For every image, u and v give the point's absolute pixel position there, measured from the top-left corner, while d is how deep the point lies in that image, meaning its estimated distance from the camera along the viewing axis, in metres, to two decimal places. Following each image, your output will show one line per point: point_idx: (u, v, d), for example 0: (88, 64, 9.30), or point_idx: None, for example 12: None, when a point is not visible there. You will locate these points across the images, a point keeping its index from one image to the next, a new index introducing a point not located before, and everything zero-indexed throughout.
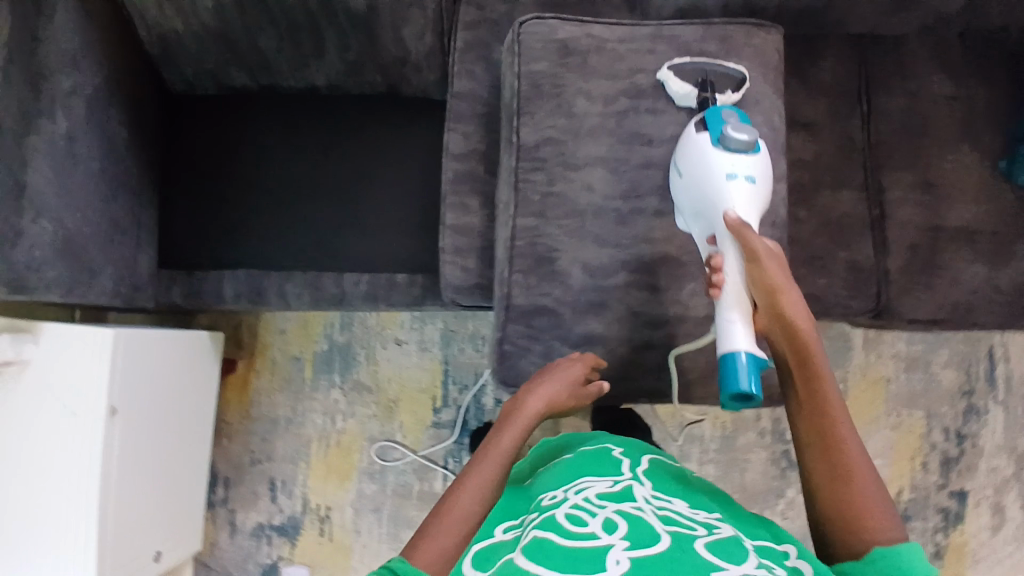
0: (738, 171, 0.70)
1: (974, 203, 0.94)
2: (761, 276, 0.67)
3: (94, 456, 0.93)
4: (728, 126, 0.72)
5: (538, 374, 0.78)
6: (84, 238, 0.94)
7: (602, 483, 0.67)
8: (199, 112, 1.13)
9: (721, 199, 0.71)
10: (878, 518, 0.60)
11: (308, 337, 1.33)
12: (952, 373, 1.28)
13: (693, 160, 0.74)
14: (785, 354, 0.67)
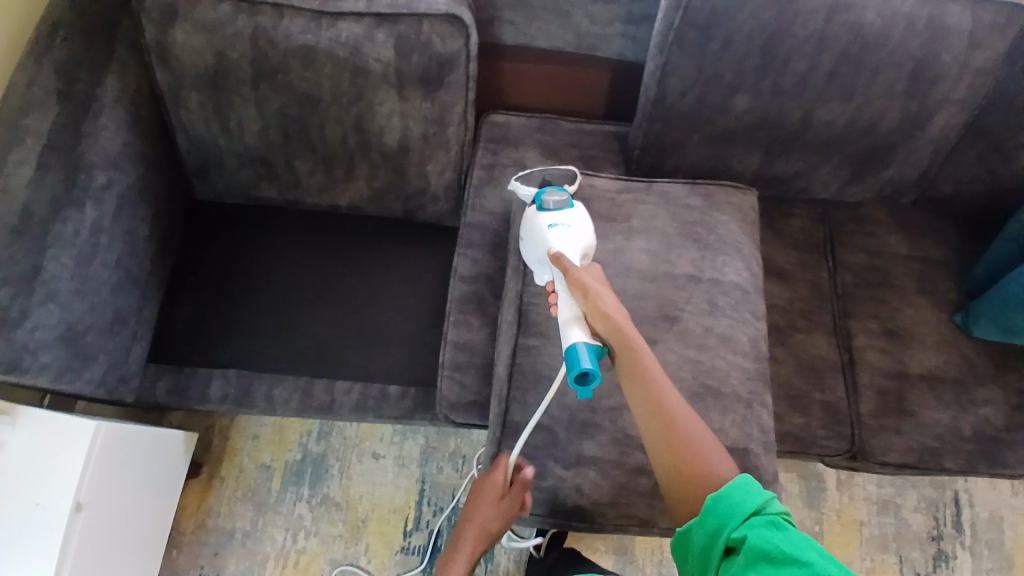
0: (556, 221, 0.85)
1: (933, 354, 1.04)
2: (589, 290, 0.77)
3: (50, 553, 0.84)
4: (547, 193, 0.88)
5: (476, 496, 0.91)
6: (86, 325, 0.94)
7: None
8: (217, 215, 1.18)
9: (545, 244, 0.84)
10: (716, 459, 0.72)
11: (281, 445, 1.29)
12: (921, 517, 1.34)
13: (527, 229, 0.88)
14: (613, 336, 0.75)
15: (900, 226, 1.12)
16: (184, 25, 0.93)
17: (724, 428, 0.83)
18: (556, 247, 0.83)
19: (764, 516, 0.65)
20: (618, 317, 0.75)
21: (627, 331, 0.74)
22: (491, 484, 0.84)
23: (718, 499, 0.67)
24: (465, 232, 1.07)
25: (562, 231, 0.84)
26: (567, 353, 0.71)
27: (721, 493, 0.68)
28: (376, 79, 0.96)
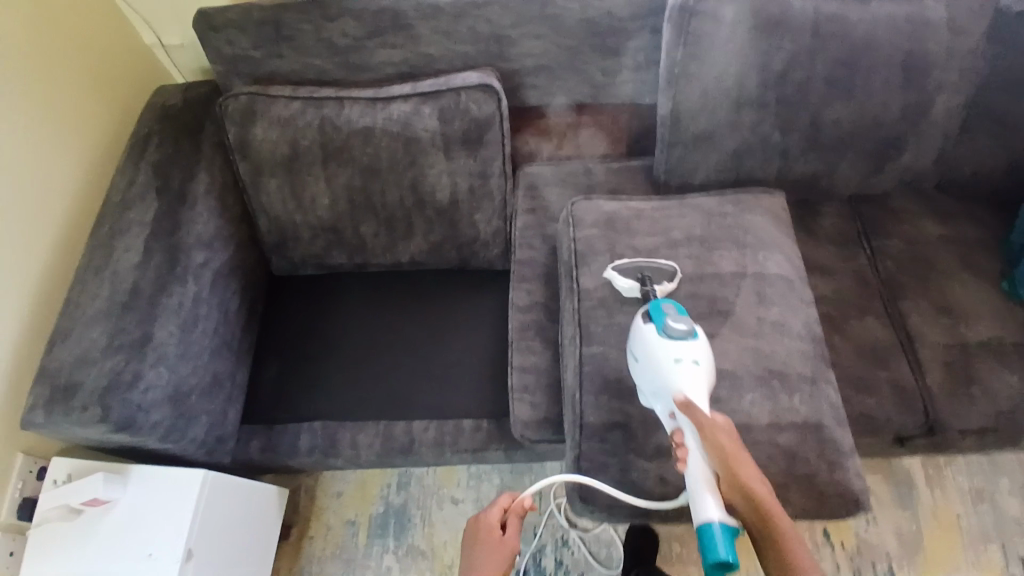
0: (683, 356, 0.78)
1: (991, 322, 1.05)
2: (723, 450, 0.71)
3: None
4: (669, 317, 0.81)
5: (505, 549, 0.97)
6: (190, 388, 1.04)
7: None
8: (293, 286, 1.31)
9: (670, 382, 0.77)
10: None
11: (364, 499, 1.33)
12: (1018, 503, 1.26)
13: (641, 345, 0.81)
14: (751, 514, 0.69)
15: (927, 209, 1.17)
16: (262, 124, 1.11)
17: (794, 407, 0.85)
18: (684, 391, 0.76)
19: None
20: (757, 492, 0.69)
21: (769, 512, 0.68)
22: (490, 526, 0.91)
23: None
24: (517, 269, 1.15)
25: (689, 371, 0.77)
26: (700, 535, 0.67)
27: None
28: (426, 145, 1.09)
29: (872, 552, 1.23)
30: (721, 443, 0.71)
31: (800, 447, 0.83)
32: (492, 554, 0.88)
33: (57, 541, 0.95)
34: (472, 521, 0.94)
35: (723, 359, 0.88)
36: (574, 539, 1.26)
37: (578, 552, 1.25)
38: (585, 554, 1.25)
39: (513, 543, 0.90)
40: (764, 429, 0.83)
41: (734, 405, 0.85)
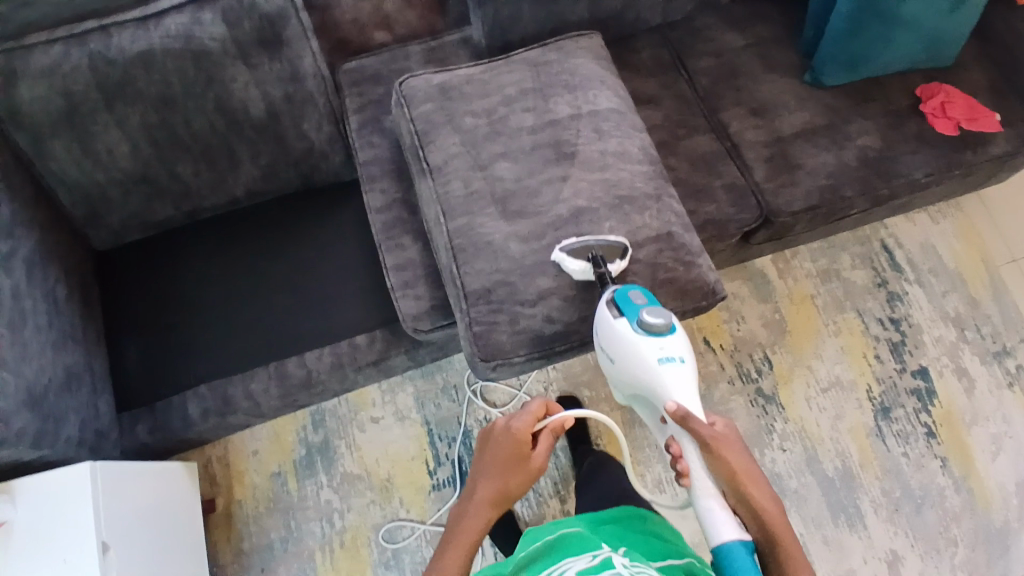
0: (669, 354, 0.77)
1: (798, 112, 1.17)
2: (727, 457, 0.71)
3: None
4: (642, 311, 0.79)
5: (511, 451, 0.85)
6: (44, 386, 0.92)
7: (583, 561, 0.71)
8: (130, 258, 1.18)
9: (658, 386, 0.77)
10: None
11: (284, 448, 1.30)
12: (861, 271, 1.46)
13: (617, 343, 0.80)
14: (758, 525, 0.69)
15: (730, 21, 1.24)
16: (26, 84, 0.93)
17: (648, 224, 0.92)
18: (673, 396, 0.76)
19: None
20: (767, 511, 0.70)
21: (773, 526, 0.69)
22: (524, 443, 0.83)
23: None
24: (364, 171, 1.10)
25: (677, 368, 0.77)
26: (720, 560, 0.68)
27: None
28: (219, 57, 0.98)
29: (748, 344, 1.40)
30: (734, 461, 0.71)
31: (658, 257, 0.91)
32: (515, 471, 0.82)
33: None
34: (503, 426, 0.85)
35: (575, 196, 0.92)
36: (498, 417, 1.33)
37: None
38: None
39: (542, 464, 0.84)
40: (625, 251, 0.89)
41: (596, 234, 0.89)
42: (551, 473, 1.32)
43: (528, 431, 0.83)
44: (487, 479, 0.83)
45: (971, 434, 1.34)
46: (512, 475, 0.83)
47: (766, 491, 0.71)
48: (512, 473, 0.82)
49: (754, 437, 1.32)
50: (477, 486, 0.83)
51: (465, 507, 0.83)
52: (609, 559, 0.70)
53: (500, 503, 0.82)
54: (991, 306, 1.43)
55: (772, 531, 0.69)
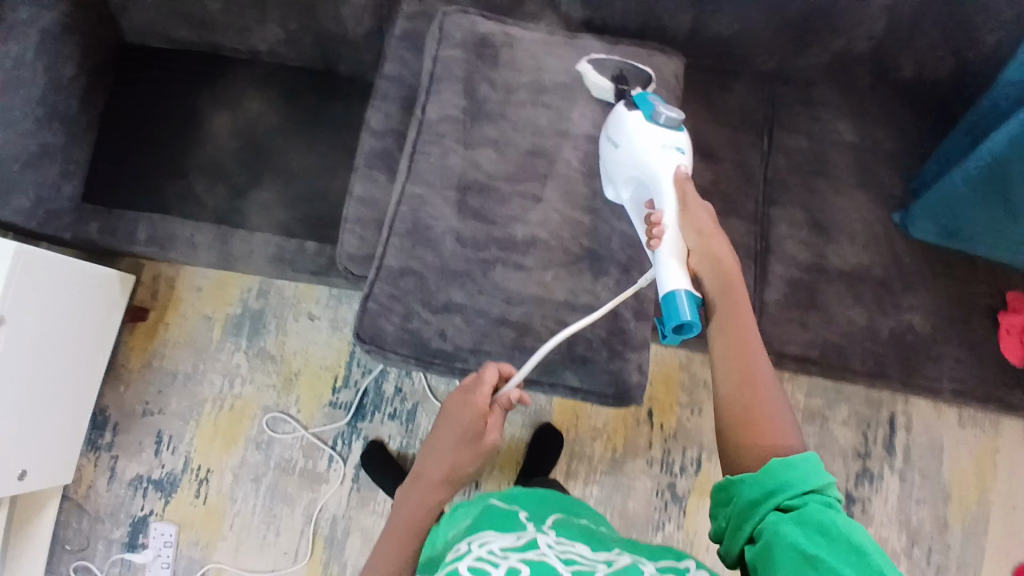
0: (672, 145, 0.76)
1: (858, 247, 1.00)
2: (698, 220, 0.71)
3: None
4: (659, 106, 0.77)
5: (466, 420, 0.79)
6: (10, 154, 0.96)
7: (507, 539, 0.68)
8: (149, 62, 1.16)
9: (654, 166, 0.75)
10: (771, 407, 0.61)
11: (223, 299, 1.34)
12: (849, 432, 1.32)
13: (627, 129, 0.78)
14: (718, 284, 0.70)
15: (851, 108, 1.05)
16: None
17: (595, 290, 0.83)
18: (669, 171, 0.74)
19: (824, 498, 0.53)
20: (725, 265, 0.70)
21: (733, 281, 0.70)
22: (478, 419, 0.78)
23: (784, 463, 0.55)
24: (381, 85, 1.02)
25: (677, 161, 0.75)
26: (664, 300, 0.66)
27: (791, 458, 0.55)
28: None
29: (687, 437, 1.32)
30: (703, 224, 0.71)
31: (585, 328, 0.82)
32: (473, 447, 0.79)
33: None
34: (460, 393, 0.80)
35: (540, 225, 0.84)
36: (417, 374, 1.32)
37: (416, 384, 1.32)
38: (419, 385, 1.32)
39: (498, 434, 0.80)
40: (555, 306, 0.82)
41: (535, 274, 0.83)
42: None
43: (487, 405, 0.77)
44: (443, 455, 0.81)
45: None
46: (468, 450, 0.79)
47: (728, 253, 0.71)
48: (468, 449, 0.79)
49: (637, 522, 1.28)
50: (429, 466, 0.81)
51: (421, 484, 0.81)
52: (535, 540, 0.69)
53: (452, 475, 0.80)
54: (956, 540, 1.27)
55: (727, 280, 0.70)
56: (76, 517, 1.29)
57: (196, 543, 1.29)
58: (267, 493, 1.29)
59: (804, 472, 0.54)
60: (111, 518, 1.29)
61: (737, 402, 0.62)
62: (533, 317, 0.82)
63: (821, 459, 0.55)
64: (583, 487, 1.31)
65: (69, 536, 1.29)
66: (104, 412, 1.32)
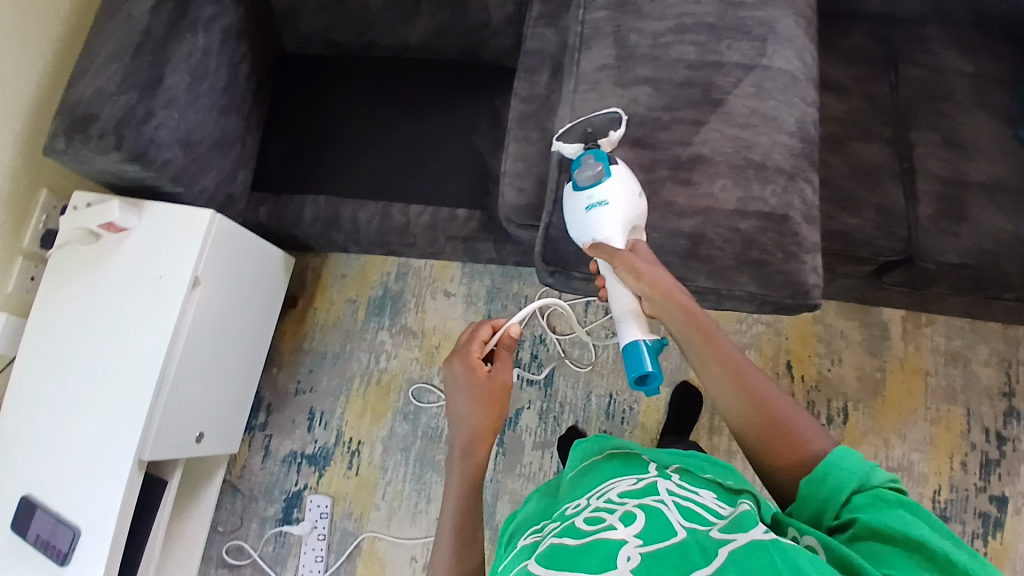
0: (593, 199, 0.82)
1: (999, 161, 1.01)
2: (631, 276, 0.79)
3: (170, 314, 1.03)
4: (581, 168, 0.84)
5: (471, 390, 0.90)
6: (201, 137, 1.10)
7: (627, 483, 0.73)
8: (301, 67, 1.33)
9: (588, 229, 0.83)
10: (778, 412, 0.71)
11: (365, 282, 1.44)
12: (991, 371, 1.30)
13: (566, 204, 0.86)
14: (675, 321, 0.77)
15: (970, 37, 1.09)
16: None
17: (762, 200, 0.87)
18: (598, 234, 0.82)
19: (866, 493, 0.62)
20: (675, 298, 0.77)
21: (682, 302, 0.77)
22: (473, 368, 0.90)
23: (814, 485, 0.65)
24: (524, 59, 1.13)
25: (602, 212, 0.81)
26: (627, 355, 0.77)
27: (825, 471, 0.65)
28: None
29: (832, 388, 1.31)
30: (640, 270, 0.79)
31: (758, 234, 0.86)
32: (477, 394, 0.89)
33: (85, 254, 1.08)
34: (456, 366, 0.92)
35: (702, 146, 0.89)
36: (551, 340, 1.38)
37: (552, 349, 1.37)
38: (552, 350, 1.38)
39: (503, 378, 0.91)
40: (726, 216, 0.86)
41: (702, 190, 0.87)
42: (577, 412, 1.34)
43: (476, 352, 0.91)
44: (458, 419, 0.89)
45: None
46: (476, 401, 0.89)
47: (673, 287, 0.78)
48: (474, 398, 0.89)
49: None
50: (453, 432, 0.89)
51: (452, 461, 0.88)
52: (654, 485, 0.72)
53: (475, 434, 0.88)
54: None
55: (688, 317, 0.77)
56: (230, 497, 1.36)
57: (350, 514, 1.33)
58: (416, 460, 1.34)
59: (839, 466, 0.64)
60: (266, 496, 1.36)
61: (752, 429, 0.71)
62: (708, 221, 0.86)
63: (853, 453, 0.65)
64: (727, 443, 1.32)
65: (221, 518, 1.35)
66: (259, 394, 1.41)
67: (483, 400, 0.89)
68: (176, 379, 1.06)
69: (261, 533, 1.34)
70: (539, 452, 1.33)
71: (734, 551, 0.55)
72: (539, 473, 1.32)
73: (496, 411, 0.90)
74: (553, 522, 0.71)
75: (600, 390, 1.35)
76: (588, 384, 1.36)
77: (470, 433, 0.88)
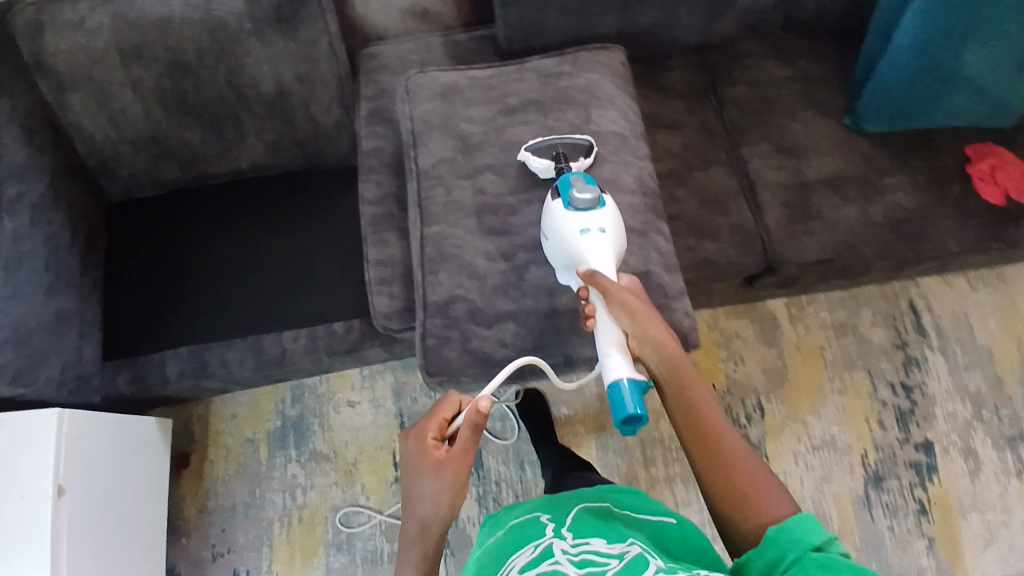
0: (590, 226, 0.78)
1: (827, 156, 1.09)
2: (619, 305, 0.74)
3: (41, 537, 0.89)
4: (574, 190, 0.80)
5: (424, 478, 0.78)
6: (31, 329, 0.97)
7: (522, 557, 0.67)
8: (134, 212, 1.22)
9: (578, 255, 0.79)
10: (756, 498, 0.66)
11: (260, 417, 1.33)
12: (881, 330, 1.40)
13: (551, 221, 0.81)
14: (662, 367, 0.75)
15: (783, 44, 1.17)
16: (52, 35, 0.97)
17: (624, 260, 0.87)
18: (589, 262, 0.78)
19: (823, 552, 0.57)
20: (666, 343, 0.75)
21: (676, 361, 0.75)
22: (425, 450, 0.79)
23: (779, 531, 0.60)
24: (364, 161, 1.09)
25: (596, 239, 0.78)
26: (610, 393, 0.70)
27: (782, 524, 0.60)
28: (233, 30, 1.00)
29: (743, 388, 1.35)
30: (630, 304, 0.74)
31: None
32: (425, 478, 0.78)
33: None
34: (412, 442, 0.81)
35: None
36: None
37: None
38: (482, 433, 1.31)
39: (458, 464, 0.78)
40: None
41: None
42: (514, 486, 1.30)
43: (431, 431, 0.79)
44: (412, 508, 0.80)
45: (966, 520, 1.28)
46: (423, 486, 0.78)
47: (667, 340, 0.75)
48: (423, 485, 0.78)
49: None
50: (404, 521, 0.80)
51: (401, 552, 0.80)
52: (548, 547, 0.67)
53: (426, 533, 0.79)
54: (1015, 390, 1.36)
55: (682, 382, 0.74)
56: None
57: None
58: None
59: (793, 532, 0.59)
60: None
61: (713, 467, 0.69)
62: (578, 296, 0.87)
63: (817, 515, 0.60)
64: (664, 470, 1.31)
65: None
66: (173, 572, 1.26)
67: (438, 492, 0.78)
68: None
69: None
70: None
71: None
72: None
73: (449, 502, 0.78)
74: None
75: (532, 458, 1.32)
76: (518, 454, 1.32)
77: (420, 525, 0.79)
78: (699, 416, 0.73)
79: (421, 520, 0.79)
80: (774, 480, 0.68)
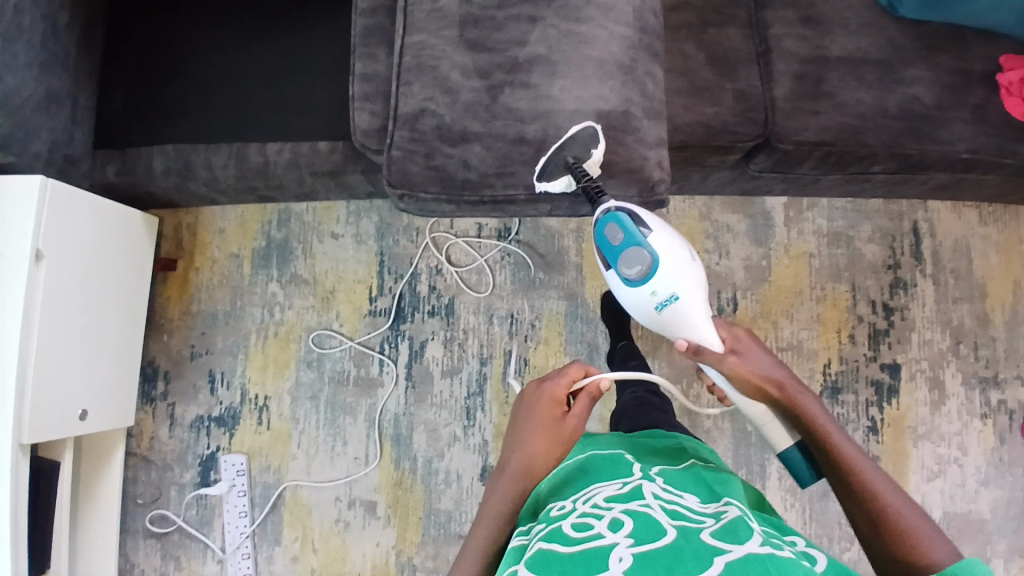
0: (660, 297, 0.80)
1: (853, 34, 1.01)
2: (744, 384, 0.79)
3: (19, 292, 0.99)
4: (622, 259, 0.81)
5: (535, 425, 0.82)
6: (20, 100, 0.98)
7: (610, 487, 0.67)
8: (131, 12, 1.18)
9: (667, 328, 0.82)
10: (897, 515, 0.69)
11: (246, 235, 1.37)
12: (875, 247, 1.36)
13: (613, 290, 0.85)
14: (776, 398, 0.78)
15: None
16: None
17: (604, 94, 0.84)
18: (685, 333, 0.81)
19: None
20: (780, 389, 0.78)
21: (789, 392, 0.77)
22: (554, 401, 0.83)
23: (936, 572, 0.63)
24: None
25: (677, 305, 0.80)
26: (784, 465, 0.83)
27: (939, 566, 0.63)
28: None
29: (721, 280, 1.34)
30: (758, 373, 0.78)
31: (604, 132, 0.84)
32: (544, 424, 0.82)
33: None
34: (535, 392, 0.86)
35: (540, 43, 0.85)
36: (448, 271, 1.34)
37: (449, 278, 1.34)
38: (462, 283, 1.34)
39: (577, 424, 0.82)
40: (569, 116, 0.83)
41: (544, 91, 0.84)
42: (481, 335, 1.33)
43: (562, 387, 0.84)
44: (516, 445, 0.82)
45: (915, 447, 1.31)
46: (545, 432, 0.81)
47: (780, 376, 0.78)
48: (539, 425, 0.82)
49: (687, 369, 1.30)
50: (511, 457, 0.81)
51: (495, 484, 0.80)
52: (640, 487, 0.66)
53: (530, 469, 0.79)
54: (999, 331, 1.34)
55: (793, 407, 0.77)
56: (144, 470, 1.33)
57: (268, 468, 1.31)
58: (327, 407, 1.32)
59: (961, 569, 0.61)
60: (180, 463, 1.32)
61: (843, 491, 0.73)
62: (551, 124, 0.83)
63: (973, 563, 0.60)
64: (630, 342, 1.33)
65: (140, 491, 1.32)
66: (154, 364, 1.35)
67: (553, 434, 0.81)
68: (41, 364, 1.02)
69: (182, 498, 1.31)
70: (449, 379, 1.32)
71: (727, 559, 0.53)
72: (451, 401, 1.31)
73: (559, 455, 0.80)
74: (538, 528, 0.64)
75: (540, 307, 1.34)
76: (489, 307, 1.34)
77: (523, 459, 0.79)
78: (838, 464, 0.73)
79: (525, 459, 0.80)
80: (922, 512, 0.69)
